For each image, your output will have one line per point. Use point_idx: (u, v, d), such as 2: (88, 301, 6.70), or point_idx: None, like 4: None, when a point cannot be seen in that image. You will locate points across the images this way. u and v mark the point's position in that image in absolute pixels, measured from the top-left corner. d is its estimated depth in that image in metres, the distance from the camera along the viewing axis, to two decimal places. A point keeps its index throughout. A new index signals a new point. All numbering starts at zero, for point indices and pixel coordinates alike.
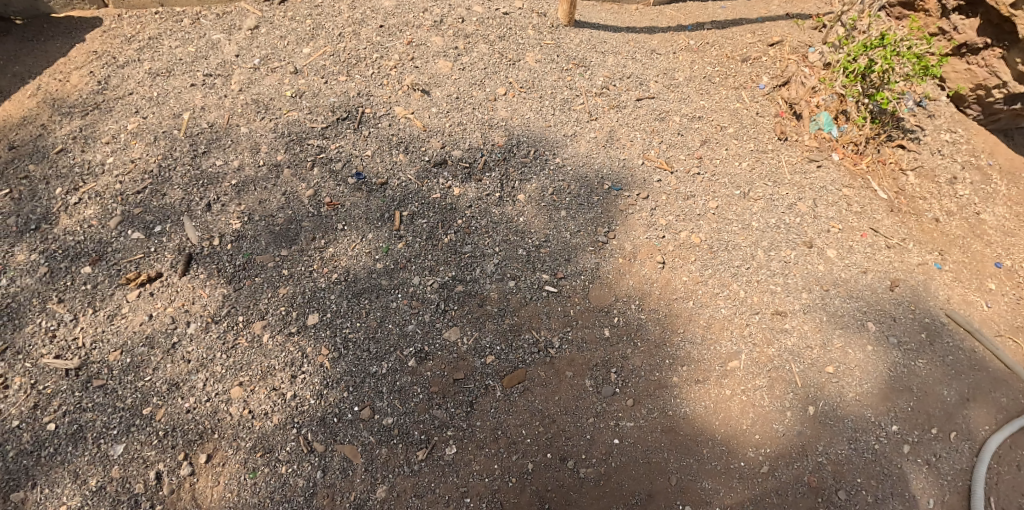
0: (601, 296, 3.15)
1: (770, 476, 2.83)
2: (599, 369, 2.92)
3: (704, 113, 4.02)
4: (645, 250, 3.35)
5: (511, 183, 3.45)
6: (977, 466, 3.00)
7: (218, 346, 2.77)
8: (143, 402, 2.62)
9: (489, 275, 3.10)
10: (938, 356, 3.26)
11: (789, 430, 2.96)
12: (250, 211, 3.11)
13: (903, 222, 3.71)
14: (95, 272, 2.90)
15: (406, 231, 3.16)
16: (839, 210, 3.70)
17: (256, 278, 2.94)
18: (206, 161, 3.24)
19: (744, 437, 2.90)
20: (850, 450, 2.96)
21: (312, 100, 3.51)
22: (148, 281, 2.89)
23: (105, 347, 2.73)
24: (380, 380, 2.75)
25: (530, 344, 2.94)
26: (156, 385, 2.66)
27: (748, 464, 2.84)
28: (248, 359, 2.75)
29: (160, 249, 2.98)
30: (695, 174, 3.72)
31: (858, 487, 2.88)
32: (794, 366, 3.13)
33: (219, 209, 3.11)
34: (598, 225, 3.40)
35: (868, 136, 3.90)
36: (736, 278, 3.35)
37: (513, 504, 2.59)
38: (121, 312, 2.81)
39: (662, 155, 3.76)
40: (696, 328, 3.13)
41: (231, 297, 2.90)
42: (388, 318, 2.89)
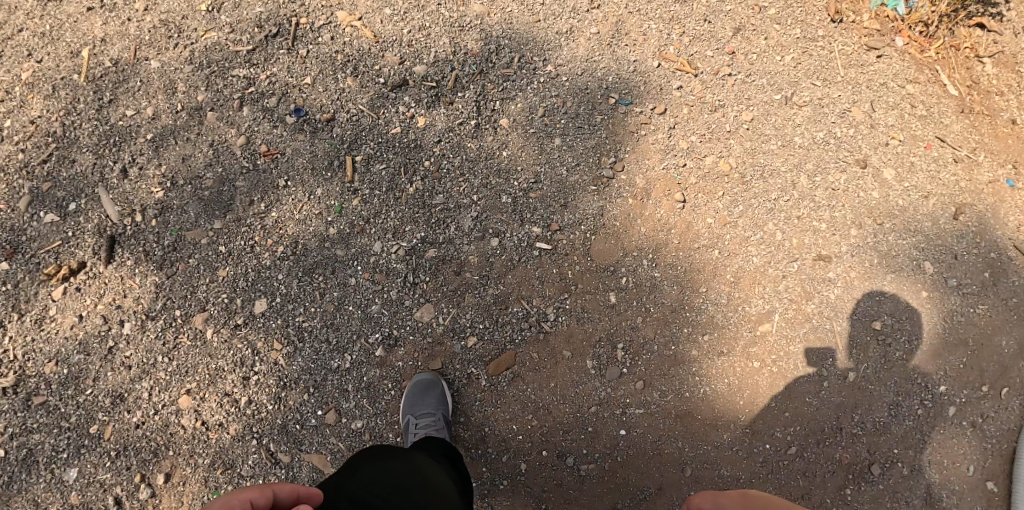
0: (606, 250, 2.55)
1: (797, 458, 2.50)
2: (603, 346, 2.47)
3: None
4: (661, 185, 2.68)
5: (491, 105, 2.68)
6: None
7: (158, 349, 2.42)
8: (89, 420, 2.36)
9: (467, 233, 2.50)
10: (1001, 300, 2.69)
11: (822, 403, 2.55)
12: (172, 173, 2.50)
13: (973, 126, 2.95)
14: (12, 267, 2.45)
15: (362, 182, 2.51)
16: (901, 114, 2.92)
17: (190, 259, 2.46)
18: (115, 112, 2.57)
19: (768, 415, 2.52)
20: (889, 418, 2.56)
21: (231, 10, 2.68)
22: (71, 275, 2.45)
23: (39, 357, 2.40)
24: (344, 377, 2.38)
25: (520, 319, 2.45)
26: (100, 399, 2.38)
27: (772, 446, 2.50)
28: (193, 362, 2.41)
29: (79, 232, 2.49)
30: (726, 76, 2.93)
31: (894, 460, 2.54)
32: (836, 324, 2.64)
33: (137, 174, 2.52)
34: (603, 154, 2.67)
35: (942, 13, 3.01)
36: (772, 215, 2.75)
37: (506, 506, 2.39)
38: (48, 315, 2.43)
39: (684, 52, 2.93)
40: (720, 288, 2.61)
41: (164, 285, 2.46)
42: (347, 299, 2.41)
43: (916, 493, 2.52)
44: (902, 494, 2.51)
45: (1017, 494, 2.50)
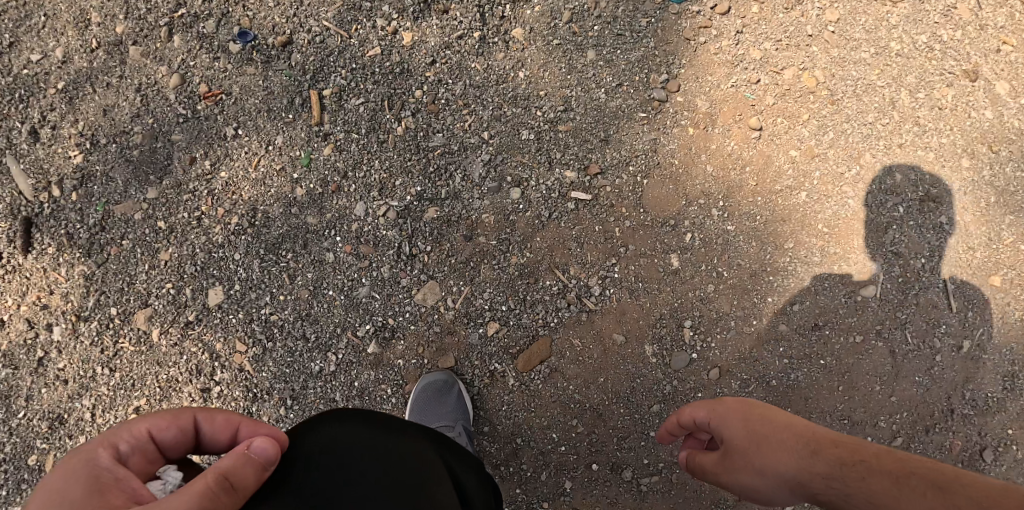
0: (663, 199, 1.89)
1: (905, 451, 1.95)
2: (664, 326, 1.88)
3: None
4: (727, 108, 1.94)
5: (499, 8, 1.91)
6: None
7: (97, 358, 1.89)
8: (26, 450, 1.88)
9: (477, 184, 1.86)
10: None
11: (935, 383, 1.95)
12: (90, 130, 1.91)
13: None
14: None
15: (335, 123, 1.87)
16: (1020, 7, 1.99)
17: (122, 241, 1.90)
18: (14, 54, 1.93)
19: (873, 403, 1.95)
20: (1006, 391, 1.94)
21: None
22: None
23: None
24: (328, 383, 1.84)
25: (554, 296, 1.85)
26: (35, 423, 1.88)
27: (876, 438, 1.95)
28: (140, 371, 1.88)
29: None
30: None
31: (1009, 442, 1.94)
32: (949, 283, 1.95)
33: (48, 134, 1.93)
34: (655, 64, 1.94)
35: None
36: (868, 144, 1.98)
37: None
38: None
39: None
40: (813, 242, 1.96)
41: (96, 275, 1.90)
42: (324, 281, 1.85)
43: None
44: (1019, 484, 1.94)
45: None
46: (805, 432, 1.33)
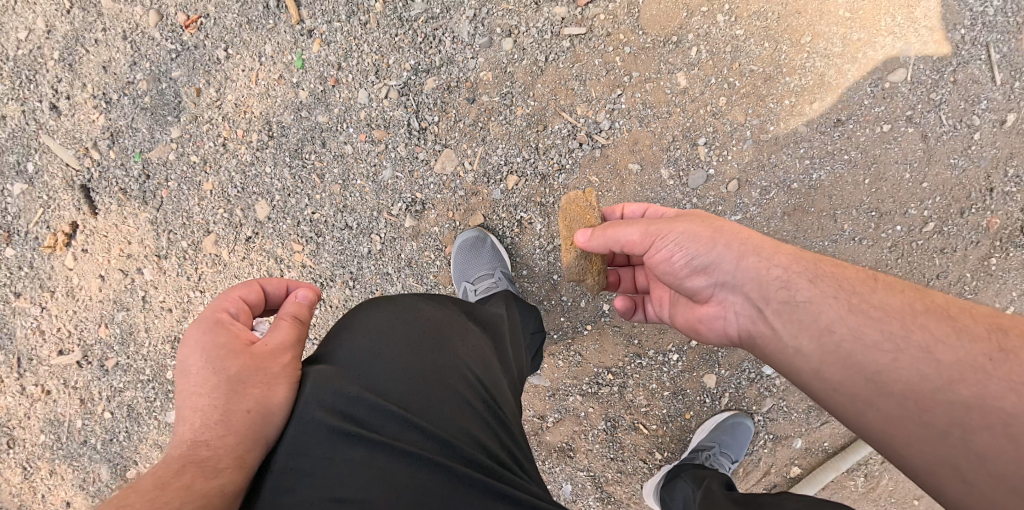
0: (662, 13, 1.84)
1: (940, 235, 1.92)
2: (678, 148, 1.90)
3: None
4: None
5: None
6: None
7: (187, 283, 2.13)
8: (162, 368, 2.20)
9: (470, 42, 1.87)
10: None
11: (971, 164, 1.90)
12: (100, 90, 2.03)
13: None
14: (18, 251, 2.18)
15: (316, 15, 1.89)
16: None
17: (168, 183, 2.07)
18: (10, 39, 2.05)
19: (902, 193, 1.92)
20: None
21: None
22: (71, 239, 2.16)
23: (90, 325, 2.20)
24: (380, 261, 2.01)
25: (566, 139, 1.89)
26: (161, 346, 2.19)
27: (906, 227, 1.93)
28: (223, 287, 2.10)
29: (53, 192, 2.14)
30: None
31: None
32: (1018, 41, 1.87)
33: (68, 105, 2.07)
34: None
35: None
36: None
37: (596, 350, 2.14)
38: (76, 285, 2.18)
39: None
40: (833, 31, 1.90)
41: (161, 218, 2.10)
42: (350, 174, 1.96)
43: None
44: None
45: None
46: (881, 280, 1.42)
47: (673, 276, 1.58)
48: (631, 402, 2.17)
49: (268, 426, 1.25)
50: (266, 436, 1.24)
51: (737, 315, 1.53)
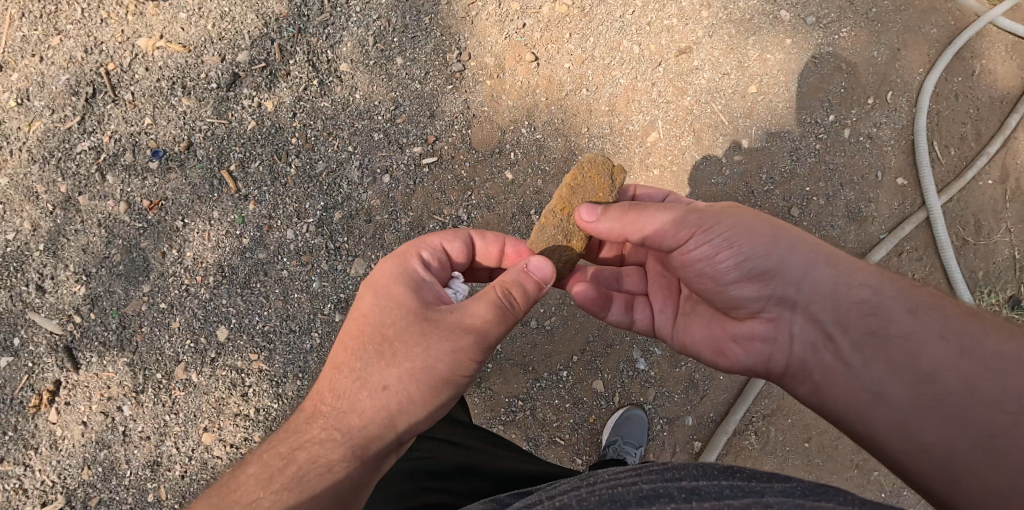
0: (486, 136, 2.87)
1: None
2: (518, 220, 2.82)
3: None
4: (512, 53, 2.98)
5: (324, 58, 2.89)
6: (917, 118, 3.20)
7: (163, 409, 2.61)
8: (143, 492, 2.58)
9: (360, 182, 2.78)
10: (862, 17, 3.24)
11: (728, 179, 2.95)
12: (81, 266, 2.64)
13: None
14: (3, 417, 2.57)
15: (248, 186, 2.75)
16: None
17: (142, 328, 2.63)
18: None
19: None
20: (794, 164, 3.03)
21: (41, 93, 2.71)
22: (54, 395, 2.59)
23: (73, 470, 2.57)
24: (320, 352, 2.66)
25: (440, 231, 2.77)
26: (140, 472, 2.58)
27: None
28: (195, 404, 2.61)
29: (37, 358, 2.60)
30: None
31: (809, 197, 3.03)
32: (717, 105, 3.01)
33: (53, 283, 2.63)
34: (446, 52, 2.95)
35: None
36: (623, 34, 3.02)
37: (502, 384, 2.71)
38: (59, 436, 2.57)
39: None
40: (601, 120, 2.95)
41: (138, 359, 2.62)
42: (290, 291, 2.67)
43: (837, 213, 3.07)
44: (826, 218, 3.05)
45: (924, 179, 3.15)
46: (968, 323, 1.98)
47: (731, 285, 2.16)
48: (542, 419, 2.73)
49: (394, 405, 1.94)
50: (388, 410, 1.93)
51: (796, 338, 2.14)
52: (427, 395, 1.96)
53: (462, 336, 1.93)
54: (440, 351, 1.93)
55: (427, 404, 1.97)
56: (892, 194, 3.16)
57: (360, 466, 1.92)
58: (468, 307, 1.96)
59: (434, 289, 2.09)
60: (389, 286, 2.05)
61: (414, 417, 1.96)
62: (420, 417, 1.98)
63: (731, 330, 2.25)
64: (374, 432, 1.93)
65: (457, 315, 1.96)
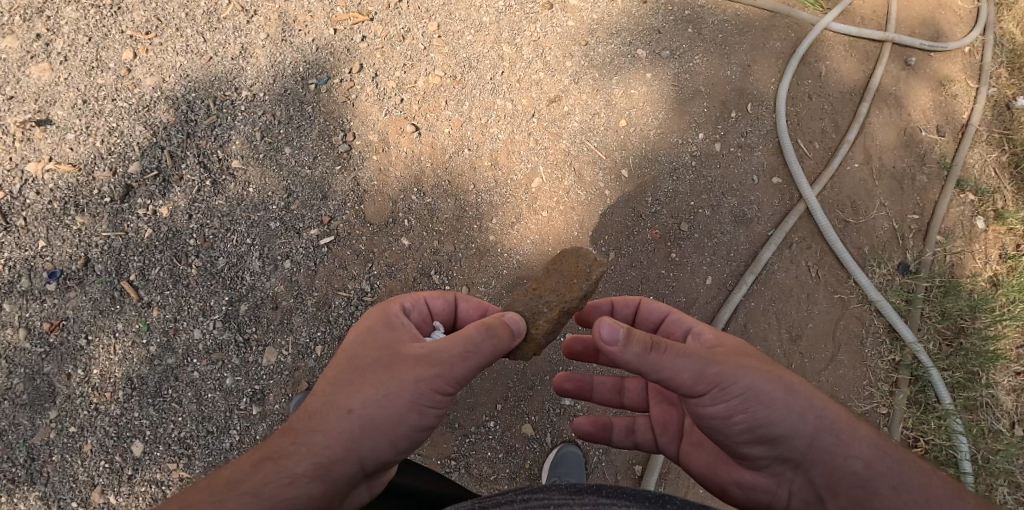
0: (379, 208, 3.15)
1: (620, 257, 3.21)
2: (421, 282, 3.11)
3: None
4: (394, 127, 3.27)
5: (215, 158, 3.14)
6: (779, 121, 3.59)
7: None
8: None
9: (263, 272, 3.03)
10: (709, 45, 3.66)
11: (613, 209, 3.27)
12: None
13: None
14: None
15: (150, 293, 2.96)
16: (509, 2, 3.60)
17: (53, 456, 2.79)
18: None
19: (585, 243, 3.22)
20: (674, 183, 3.35)
21: None
22: None
23: None
24: (240, 447, 2.89)
25: (345, 307, 3.04)
26: None
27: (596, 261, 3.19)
28: None
29: None
30: (393, 35, 3.43)
31: (695, 210, 3.33)
32: (591, 143, 3.36)
33: None
34: (331, 135, 3.22)
35: None
36: (495, 94, 3.38)
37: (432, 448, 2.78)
38: None
39: (352, 8, 3.41)
40: (486, 176, 3.25)
41: (49, 490, 2.77)
42: (203, 393, 2.90)
43: (725, 218, 3.37)
44: (715, 225, 3.34)
45: (797, 174, 3.52)
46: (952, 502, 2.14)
47: (740, 441, 2.25)
48: (478, 474, 2.79)
49: (353, 426, 2.23)
50: (347, 430, 2.23)
51: (794, 496, 2.28)
52: (389, 423, 2.23)
53: (425, 368, 2.23)
54: (406, 380, 2.23)
55: (392, 433, 2.24)
56: (771, 193, 3.51)
57: (319, 483, 2.19)
58: (433, 343, 2.26)
59: (411, 331, 2.45)
60: (379, 324, 2.46)
61: (377, 441, 2.23)
62: (383, 445, 2.24)
63: (734, 475, 2.37)
64: (336, 454, 2.21)
65: (425, 348, 2.27)
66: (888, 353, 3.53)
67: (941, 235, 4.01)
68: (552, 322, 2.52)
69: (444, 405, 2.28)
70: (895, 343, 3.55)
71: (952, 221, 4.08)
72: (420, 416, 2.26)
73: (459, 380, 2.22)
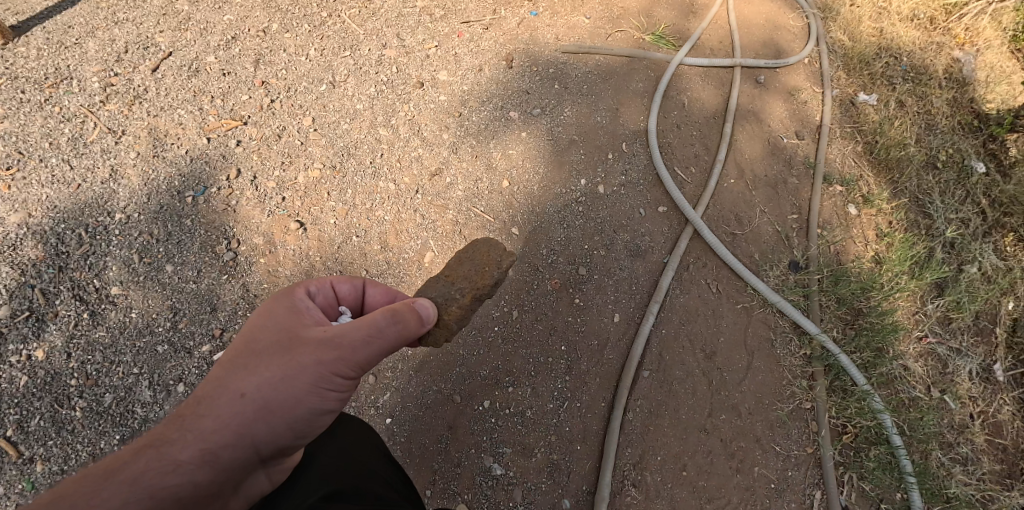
0: None
1: (526, 313, 3.25)
2: None
3: (242, 48, 3.76)
4: (278, 226, 3.21)
5: (92, 289, 2.97)
6: (654, 154, 3.82)
7: None
8: None
9: (156, 401, 2.85)
10: (576, 100, 3.97)
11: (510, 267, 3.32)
12: None
13: (399, 81, 3.80)
14: None
15: (30, 447, 2.70)
16: (382, 88, 3.74)
17: None
18: None
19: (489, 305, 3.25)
20: (566, 230, 3.46)
21: None
22: None
23: None
24: None
25: None
26: None
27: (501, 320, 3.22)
28: None
29: None
30: (269, 135, 3.45)
31: (590, 252, 3.43)
32: (479, 207, 3.44)
33: None
34: (215, 244, 3.13)
35: None
36: (378, 178, 3.41)
37: None
38: None
39: (225, 116, 3.49)
40: (378, 259, 3.24)
41: None
42: None
43: (622, 252, 3.50)
44: (612, 262, 3.45)
45: (679, 200, 3.74)
46: None
47: None
48: None
49: (245, 411, 2.30)
50: (238, 416, 2.29)
51: None
52: (286, 406, 2.34)
53: (327, 351, 2.37)
54: (306, 362, 2.36)
55: (289, 417, 2.36)
56: (659, 222, 3.70)
57: (206, 468, 2.23)
58: (338, 326, 2.39)
59: (314, 314, 2.55)
60: (277, 307, 2.52)
61: (271, 426, 2.32)
62: (278, 429, 2.34)
63: None
64: (226, 439, 2.26)
65: (330, 331, 2.40)
66: (799, 349, 3.66)
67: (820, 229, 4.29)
68: (464, 307, 2.77)
69: (342, 388, 2.42)
70: (803, 338, 3.68)
71: (828, 212, 4.44)
72: (319, 399, 2.40)
73: (360, 363, 2.39)
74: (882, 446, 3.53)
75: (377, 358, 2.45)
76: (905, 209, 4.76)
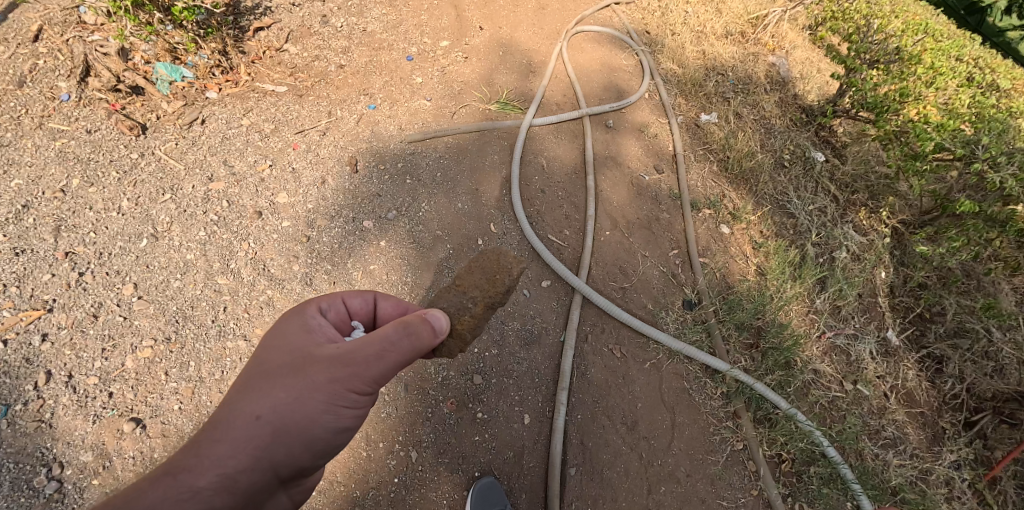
0: None
1: (425, 447, 2.96)
2: None
3: (37, 212, 3.24)
4: (109, 431, 2.75)
5: None
6: (528, 233, 3.68)
7: None
8: None
9: None
10: (432, 193, 3.74)
11: (397, 401, 3.01)
12: None
13: (232, 214, 3.40)
14: None
15: None
16: (217, 229, 3.33)
17: None
18: None
19: (384, 450, 2.91)
20: None
21: None
22: None
23: None
24: None
25: None
26: None
27: (399, 463, 2.91)
28: None
29: None
30: (84, 317, 2.96)
31: (480, 359, 3.20)
32: None
33: None
34: (29, 478, 2.62)
35: (188, 86, 4.19)
36: (226, 335, 3.03)
37: None
38: None
39: (24, 305, 2.95)
40: None
41: None
42: None
43: (516, 346, 3.31)
44: (506, 361, 3.25)
45: (564, 274, 3.60)
46: None
47: None
48: None
49: (260, 435, 2.37)
50: (254, 439, 2.36)
51: None
52: (300, 427, 2.43)
53: (340, 370, 2.45)
54: (318, 381, 2.44)
55: (304, 436, 2.44)
56: (546, 300, 3.52)
57: (224, 493, 2.29)
58: (350, 343, 2.48)
59: (327, 332, 2.63)
60: (292, 326, 2.61)
61: (288, 448, 2.41)
62: (295, 449, 2.43)
63: None
64: (241, 464, 2.33)
65: (342, 349, 2.48)
66: (715, 390, 3.52)
67: (705, 256, 4.22)
68: (477, 315, 2.87)
69: (357, 404, 2.52)
70: (716, 377, 3.55)
71: (705, 239, 4.34)
72: (332, 418, 2.48)
73: (373, 380, 2.47)
74: (819, 464, 3.44)
75: (391, 373, 2.53)
76: (771, 216, 4.91)
